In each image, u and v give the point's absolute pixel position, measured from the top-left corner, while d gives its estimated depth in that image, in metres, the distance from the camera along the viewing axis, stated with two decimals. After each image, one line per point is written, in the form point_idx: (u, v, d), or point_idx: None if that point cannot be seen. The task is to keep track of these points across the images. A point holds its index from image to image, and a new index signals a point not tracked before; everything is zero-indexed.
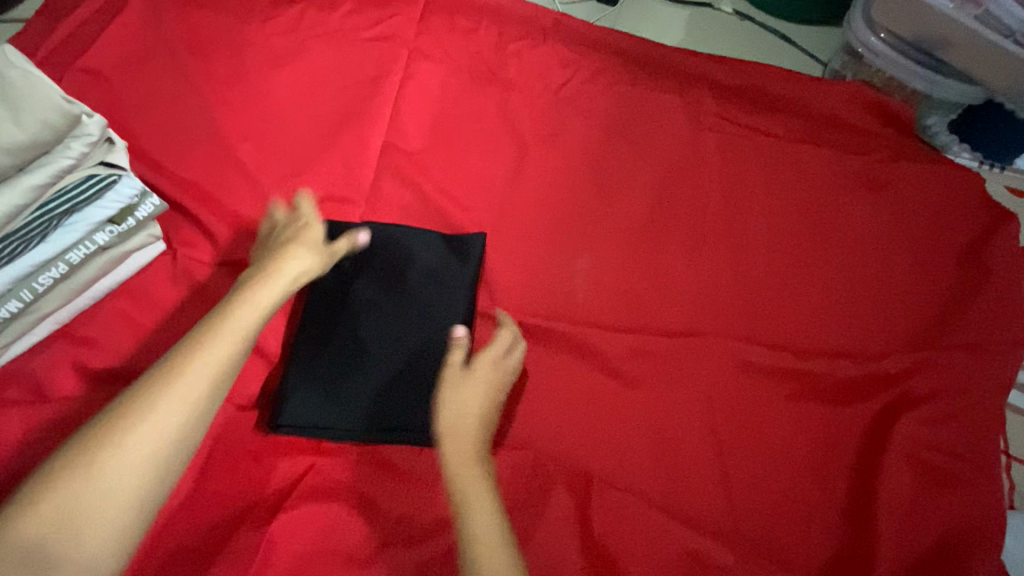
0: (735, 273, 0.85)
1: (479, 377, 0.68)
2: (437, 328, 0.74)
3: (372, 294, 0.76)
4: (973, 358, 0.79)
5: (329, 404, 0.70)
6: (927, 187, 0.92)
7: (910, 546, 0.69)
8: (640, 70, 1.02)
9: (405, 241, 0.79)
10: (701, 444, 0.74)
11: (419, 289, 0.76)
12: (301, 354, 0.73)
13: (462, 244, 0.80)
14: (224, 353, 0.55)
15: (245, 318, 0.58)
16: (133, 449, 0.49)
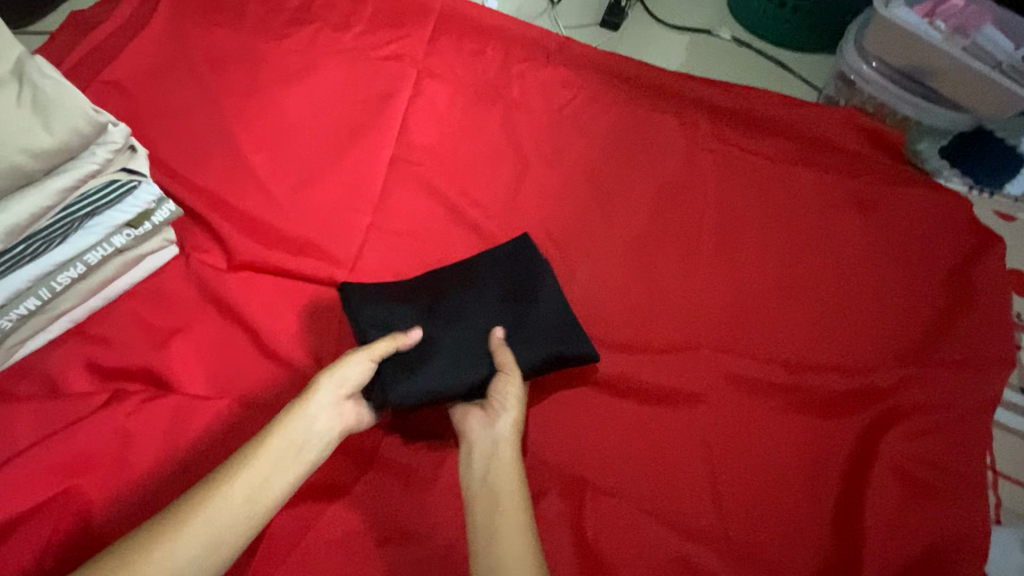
0: (729, 289, 0.87)
1: (521, 400, 0.69)
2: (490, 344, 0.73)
3: (488, 297, 0.78)
4: (960, 375, 0.81)
5: (369, 304, 0.76)
6: (915, 210, 0.95)
7: (897, 555, 0.70)
8: (640, 93, 1.07)
9: (551, 286, 0.79)
10: (693, 452, 0.76)
11: (504, 321, 0.76)
12: (392, 288, 0.79)
13: (572, 338, 0.75)
14: (279, 454, 0.59)
15: (314, 413, 0.63)
16: (212, 515, 0.54)
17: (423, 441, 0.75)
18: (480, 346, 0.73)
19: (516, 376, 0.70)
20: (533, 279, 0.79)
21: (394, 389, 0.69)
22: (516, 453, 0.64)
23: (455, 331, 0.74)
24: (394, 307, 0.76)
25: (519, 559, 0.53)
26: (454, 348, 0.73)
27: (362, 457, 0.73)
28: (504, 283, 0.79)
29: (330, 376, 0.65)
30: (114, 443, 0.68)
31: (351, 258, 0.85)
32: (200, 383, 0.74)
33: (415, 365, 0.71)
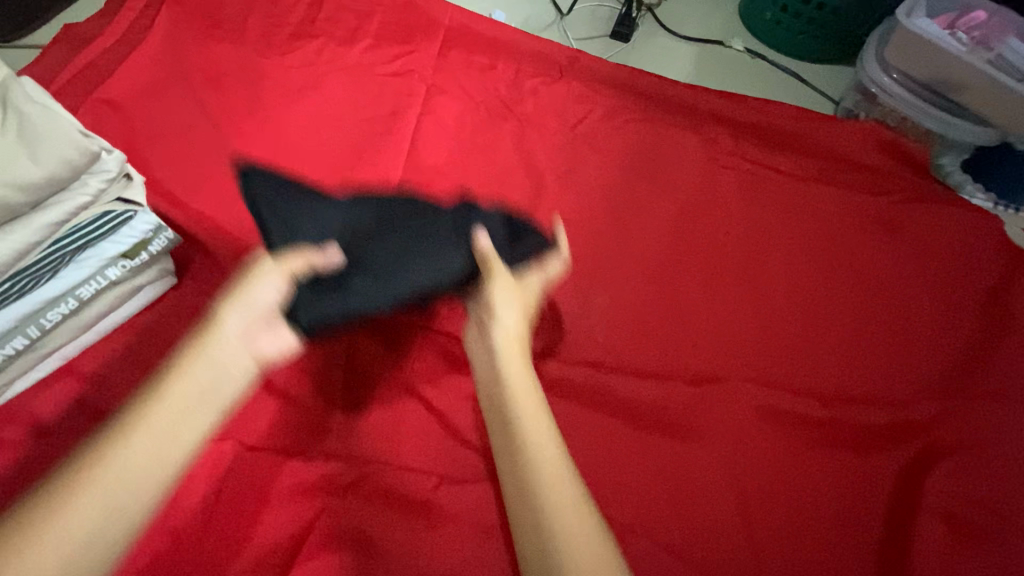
0: (757, 314, 0.83)
1: (517, 300, 0.60)
2: (420, 252, 0.63)
3: (416, 203, 0.69)
4: (1005, 408, 0.76)
5: (276, 197, 0.66)
6: (947, 231, 0.91)
7: None
8: (656, 108, 1.03)
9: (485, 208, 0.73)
10: (725, 493, 0.72)
11: (435, 228, 0.66)
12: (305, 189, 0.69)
13: (518, 253, 0.68)
14: (184, 410, 0.47)
15: (223, 347, 0.51)
16: (101, 482, 0.42)
17: (437, 477, 0.69)
18: (415, 256, 0.63)
19: (504, 276, 0.61)
20: (466, 204, 0.72)
21: (311, 307, 0.57)
22: (526, 367, 0.56)
23: (381, 237, 0.64)
24: (308, 215, 0.64)
25: (565, 500, 0.47)
26: (387, 261, 0.62)
27: (375, 500, 0.67)
28: (433, 206, 0.71)
29: (233, 302, 0.53)
30: None
31: None
32: None
33: (332, 279, 0.60)
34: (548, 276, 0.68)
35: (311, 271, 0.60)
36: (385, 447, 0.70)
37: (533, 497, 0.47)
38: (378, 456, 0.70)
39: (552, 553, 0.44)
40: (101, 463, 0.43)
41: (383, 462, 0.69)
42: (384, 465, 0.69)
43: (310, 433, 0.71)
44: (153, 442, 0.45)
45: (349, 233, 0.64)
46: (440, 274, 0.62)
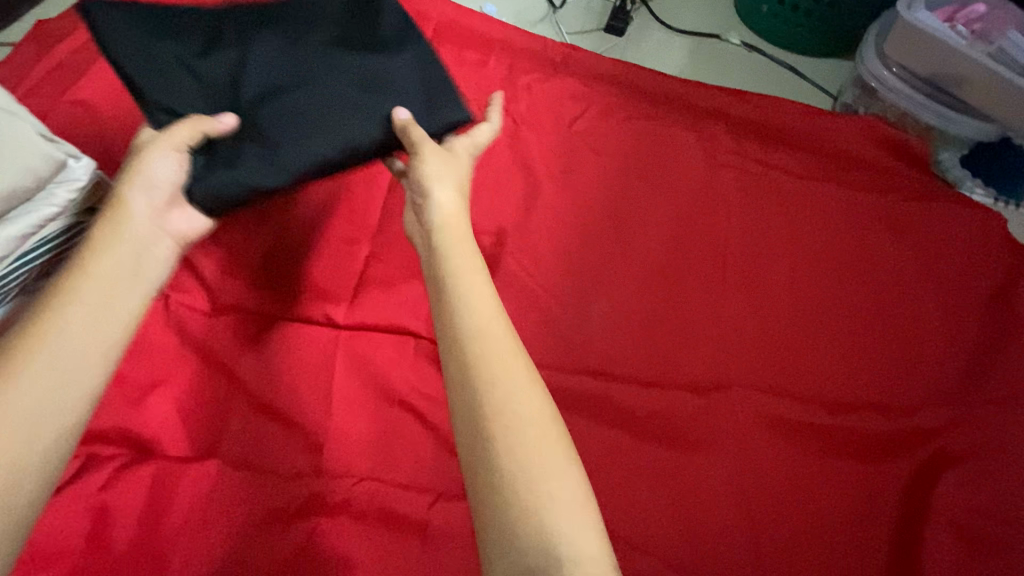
0: (760, 319, 0.81)
1: (446, 171, 0.61)
2: (310, 113, 0.63)
3: (308, 50, 0.67)
4: (1012, 412, 0.75)
5: (157, 65, 0.65)
6: (950, 230, 0.89)
7: None
8: (653, 105, 1.00)
9: (390, 38, 0.69)
10: (731, 505, 0.69)
11: (327, 81, 0.65)
12: (187, 44, 0.67)
13: (433, 112, 0.67)
14: (107, 291, 0.49)
15: (135, 220, 0.55)
16: (61, 340, 0.45)
17: (434, 494, 0.66)
18: (304, 118, 0.63)
19: (430, 149, 0.62)
20: (374, 50, 0.68)
21: (204, 182, 0.61)
22: (463, 237, 0.56)
23: (271, 99, 0.64)
24: (202, 90, 0.65)
25: (508, 370, 0.46)
26: (283, 127, 0.62)
27: (369, 521, 0.64)
28: (336, 44, 0.68)
29: (134, 182, 0.56)
30: (94, 520, 0.62)
31: (347, 293, 0.77)
32: (187, 445, 0.67)
33: (225, 151, 0.62)
34: (474, 150, 0.70)
35: (206, 140, 0.62)
36: (378, 463, 0.67)
37: (478, 375, 0.45)
38: (371, 473, 0.67)
39: (502, 476, 0.42)
40: (52, 325, 0.46)
41: (376, 479, 0.66)
42: (377, 482, 0.66)
43: (298, 450, 0.67)
44: (95, 301, 0.48)
45: (242, 100, 0.65)
46: (341, 142, 0.63)
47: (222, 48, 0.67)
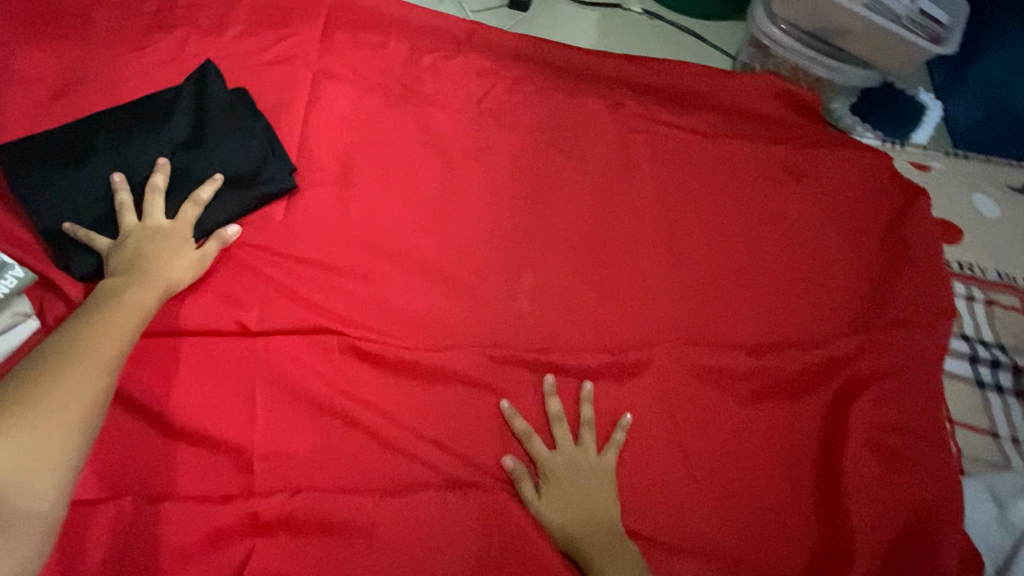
0: (680, 277, 0.83)
1: (571, 480, 0.67)
2: (177, 198, 0.74)
3: (166, 144, 0.77)
4: (910, 333, 0.80)
5: (31, 162, 0.73)
6: (844, 173, 0.95)
7: (883, 526, 0.69)
8: (560, 79, 1.01)
9: (243, 125, 0.80)
10: (670, 457, 0.71)
11: (193, 169, 0.76)
12: (60, 137, 0.75)
13: (265, 179, 0.78)
14: (131, 305, 0.62)
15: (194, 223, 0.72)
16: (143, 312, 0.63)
17: (377, 492, 0.64)
18: (171, 201, 0.74)
19: (543, 467, 0.68)
20: (220, 132, 0.79)
21: (84, 265, 0.69)
22: (613, 550, 0.63)
23: (137, 185, 0.74)
24: (54, 165, 0.73)
25: None
26: (137, 206, 0.73)
27: (308, 534, 0.62)
28: (188, 134, 0.78)
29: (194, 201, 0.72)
30: None
31: (259, 301, 0.72)
32: (94, 483, 0.61)
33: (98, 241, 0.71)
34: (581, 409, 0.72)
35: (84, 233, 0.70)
36: (313, 472, 0.65)
37: None
38: (306, 484, 0.64)
39: None
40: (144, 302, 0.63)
41: (313, 489, 0.64)
42: (314, 491, 0.63)
43: (226, 469, 0.64)
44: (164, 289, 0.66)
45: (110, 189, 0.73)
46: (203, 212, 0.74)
47: (86, 138, 0.76)
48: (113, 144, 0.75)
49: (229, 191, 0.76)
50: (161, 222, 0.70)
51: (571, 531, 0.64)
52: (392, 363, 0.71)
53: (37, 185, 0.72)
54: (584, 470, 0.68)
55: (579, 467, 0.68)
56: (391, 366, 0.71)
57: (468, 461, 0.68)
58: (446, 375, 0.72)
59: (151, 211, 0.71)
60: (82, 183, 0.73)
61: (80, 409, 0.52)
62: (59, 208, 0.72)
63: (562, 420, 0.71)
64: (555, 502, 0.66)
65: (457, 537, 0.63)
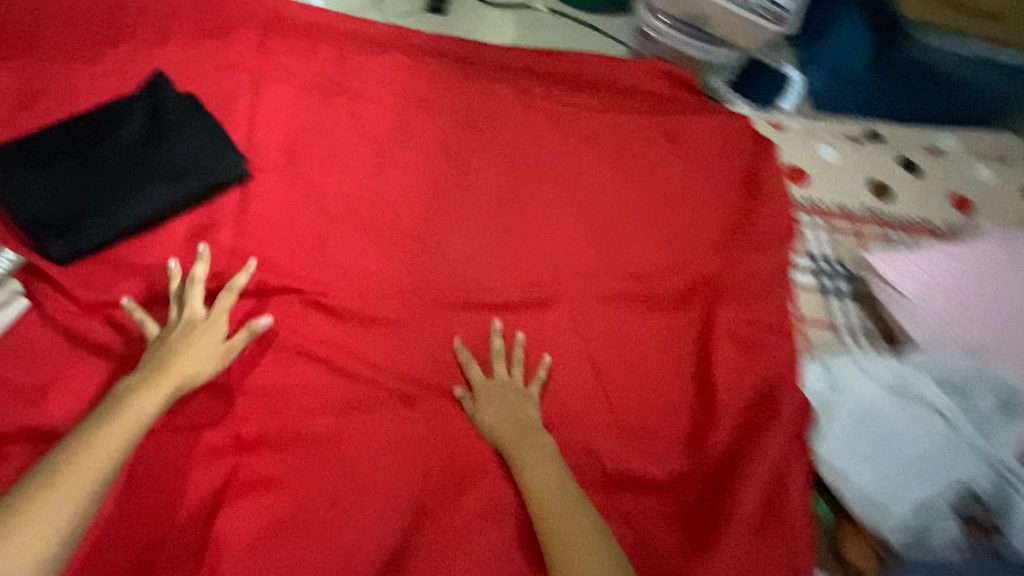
0: (581, 226, 1.01)
1: (502, 400, 0.80)
2: (142, 187, 0.85)
3: (129, 144, 0.88)
4: (761, 254, 1.01)
5: (9, 165, 0.83)
6: (711, 134, 1.16)
7: (741, 393, 0.85)
8: (473, 71, 1.18)
9: (196, 123, 0.92)
10: (580, 365, 0.87)
11: (156, 163, 0.88)
12: (32, 142, 0.86)
13: (218, 166, 0.89)
14: (139, 405, 0.67)
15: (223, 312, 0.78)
16: (147, 408, 0.67)
17: (339, 411, 0.78)
18: (137, 190, 0.85)
19: (478, 389, 0.81)
20: (175, 128, 0.91)
21: (63, 246, 0.79)
22: (536, 457, 0.75)
23: (106, 178, 0.85)
24: (29, 166, 0.84)
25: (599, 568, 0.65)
26: (106, 195, 0.83)
27: (283, 448, 0.74)
28: (147, 134, 0.90)
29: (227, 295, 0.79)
30: None
31: (223, 270, 0.85)
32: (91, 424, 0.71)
33: (73, 226, 0.81)
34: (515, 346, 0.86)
35: (62, 222, 0.81)
36: (284, 401, 0.78)
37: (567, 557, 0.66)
38: (279, 410, 0.77)
39: None
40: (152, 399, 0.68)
41: (285, 413, 0.77)
42: (286, 414, 0.77)
43: (208, 404, 0.75)
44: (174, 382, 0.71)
45: (81, 183, 0.84)
46: (168, 198, 0.85)
47: (55, 142, 0.87)
48: (82, 147, 0.87)
49: (189, 179, 0.87)
50: (200, 312, 0.77)
51: (497, 433, 0.78)
52: (343, 310, 0.85)
53: (15, 184, 0.82)
54: (510, 390, 0.81)
55: (508, 388, 0.82)
56: (342, 313, 0.85)
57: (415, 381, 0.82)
58: (391, 317, 0.86)
59: (193, 303, 0.77)
60: (56, 180, 0.83)
61: (62, 512, 0.57)
62: (35, 201, 0.82)
63: (501, 355, 0.85)
64: (487, 413, 0.79)
65: (410, 438, 0.77)
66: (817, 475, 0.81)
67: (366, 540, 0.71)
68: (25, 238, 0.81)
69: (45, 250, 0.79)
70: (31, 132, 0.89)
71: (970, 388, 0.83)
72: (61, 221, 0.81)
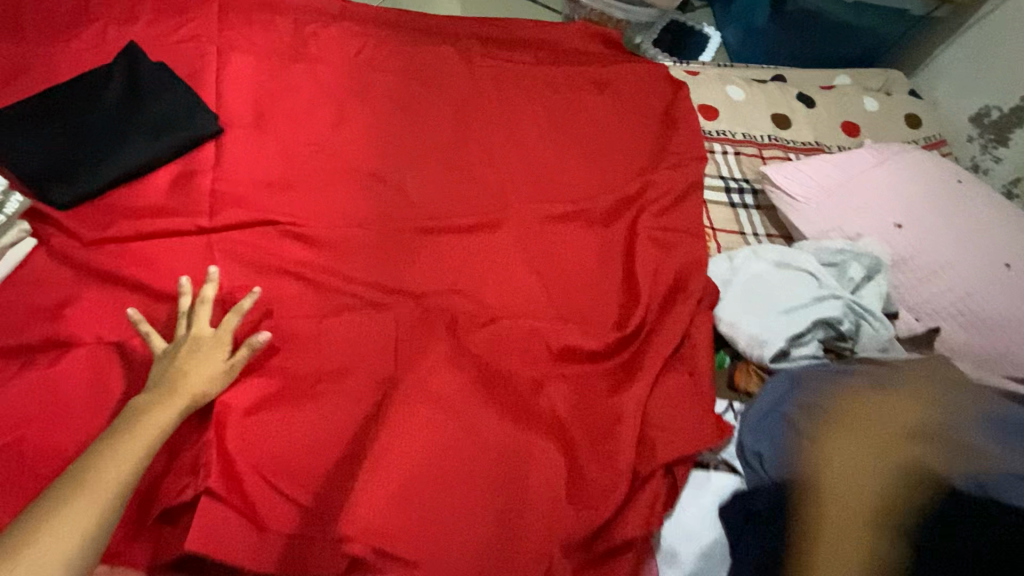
0: (520, 160, 1.15)
1: (862, 416, 0.80)
2: (129, 141, 0.97)
3: (113, 106, 1.00)
4: (678, 172, 1.17)
5: (8, 126, 0.94)
6: (632, 79, 1.32)
7: (662, 278, 0.99)
8: (418, 36, 1.31)
9: (170, 86, 1.04)
10: (528, 272, 1.00)
11: (138, 121, 0.99)
12: (24, 107, 0.96)
13: (194, 121, 1.01)
14: (146, 424, 0.69)
15: (228, 332, 0.81)
16: (153, 428, 0.69)
17: (318, 315, 0.90)
18: (124, 144, 0.96)
19: (870, 386, 0.84)
20: (151, 92, 1.02)
21: (65, 193, 0.91)
22: (866, 475, 0.73)
23: (96, 135, 0.97)
24: (26, 127, 0.95)
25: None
26: (97, 149, 0.95)
27: (268, 346, 0.85)
28: (128, 97, 1.01)
29: (231, 315, 0.82)
30: (45, 400, 0.77)
31: (206, 208, 0.97)
32: (103, 336, 0.83)
33: (72, 176, 0.92)
34: (914, 370, 0.86)
35: (61, 172, 0.92)
36: (270, 311, 0.89)
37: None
38: (265, 317, 0.88)
39: None
40: (158, 418, 0.70)
41: (270, 319, 0.88)
42: (272, 320, 0.88)
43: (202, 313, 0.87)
44: (179, 403, 0.72)
45: (74, 140, 0.95)
46: (152, 150, 0.97)
47: (46, 106, 0.98)
48: (70, 109, 0.98)
49: (169, 133, 0.99)
50: (205, 330, 0.80)
51: (864, 441, 0.77)
52: (315, 238, 0.97)
53: (13, 142, 0.93)
54: (866, 408, 0.81)
55: (877, 412, 0.80)
56: (315, 238, 0.97)
57: (383, 289, 0.94)
58: (359, 239, 0.98)
59: (198, 320, 0.81)
60: (51, 139, 0.95)
61: (78, 531, 0.59)
62: (34, 156, 0.93)
63: (748, 373, 0.95)
64: (839, 442, 0.78)
65: (384, 330, 0.88)
66: (719, 333, 0.99)
67: (345, 413, 0.80)
68: (28, 189, 0.92)
69: (49, 198, 0.91)
70: (20, 98, 0.99)
71: (842, 262, 1.01)
72: (59, 172, 0.92)
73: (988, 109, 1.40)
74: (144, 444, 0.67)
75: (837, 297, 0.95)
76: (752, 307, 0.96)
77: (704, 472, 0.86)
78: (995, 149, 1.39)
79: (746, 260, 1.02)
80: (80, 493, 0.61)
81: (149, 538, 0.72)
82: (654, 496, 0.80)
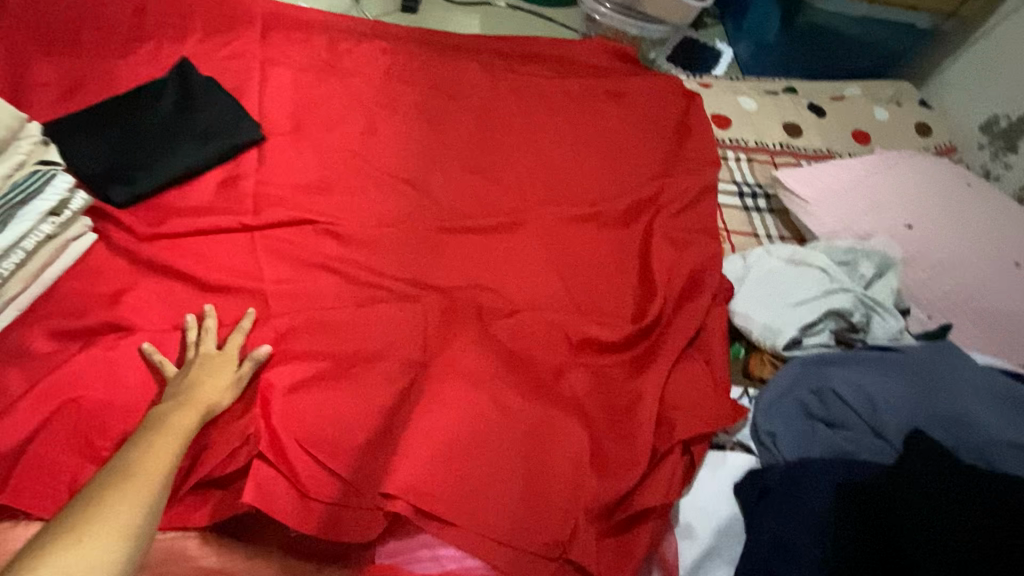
0: (541, 166, 1.21)
1: None
2: (180, 147, 1.05)
3: (167, 116, 1.09)
4: (692, 177, 1.22)
5: (74, 133, 1.03)
6: (646, 90, 1.38)
7: (679, 273, 1.03)
8: (444, 52, 1.39)
9: (218, 97, 1.13)
10: (549, 267, 1.05)
11: (189, 129, 1.07)
12: (89, 115, 1.05)
13: (239, 129, 1.09)
14: (172, 427, 0.72)
15: (234, 349, 0.86)
16: (179, 431, 0.72)
17: (352, 304, 0.95)
18: (177, 150, 1.05)
19: None
20: (202, 102, 1.11)
21: (123, 193, 0.99)
22: None
23: (152, 141, 1.05)
24: (91, 134, 1.04)
25: None
26: (152, 154, 1.03)
27: (306, 332, 0.91)
28: (180, 107, 1.10)
29: (233, 336, 0.87)
30: (104, 377, 0.84)
31: (250, 207, 1.04)
32: (156, 321, 0.90)
33: (130, 178, 1.01)
34: None
35: (120, 174, 1.01)
36: (307, 300, 0.95)
37: None
38: (303, 306, 0.94)
39: None
40: (181, 424, 0.73)
41: (307, 308, 0.94)
42: (309, 309, 0.93)
43: (245, 302, 0.94)
44: (198, 410, 0.76)
45: (132, 145, 1.04)
46: (201, 155, 1.05)
47: (108, 114, 1.06)
48: (129, 118, 1.07)
49: (216, 140, 1.07)
50: (213, 350, 0.85)
51: None
52: (348, 235, 1.03)
53: (79, 147, 1.02)
54: None
55: None
56: (348, 234, 1.03)
57: (413, 283, 0.99)
58: (389, 236, 1.04)
59: (204, 343, 0.85)
60: (111, 143, 1.03)
61: (131, 516, 0.60)
62: (96, 159, 1.01)
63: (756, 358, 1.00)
64: None
65: (415, 319, 0.93)
66: (733, 326, 1.03)
67: (379, 395, 0.85)
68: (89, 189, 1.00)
69: (109, 197, 0.99)
70: (84, 107, 1.09)
71: (852, 259, 1.05)
72: (119, 174, 1.01)
73: (997, 118, 1.44)
74: (173, 445, 0.70)
75: (848, 291, 0.99)
76: (765, 300, 1.00)
77: (721, 452, 0.90)
78: (1005, 156, 1.42)
79: (758, 257, 1.07)
80: (125, 483, 0.63)
81: (200, 502, 0.78)
82: (674, 469, 0.84)
